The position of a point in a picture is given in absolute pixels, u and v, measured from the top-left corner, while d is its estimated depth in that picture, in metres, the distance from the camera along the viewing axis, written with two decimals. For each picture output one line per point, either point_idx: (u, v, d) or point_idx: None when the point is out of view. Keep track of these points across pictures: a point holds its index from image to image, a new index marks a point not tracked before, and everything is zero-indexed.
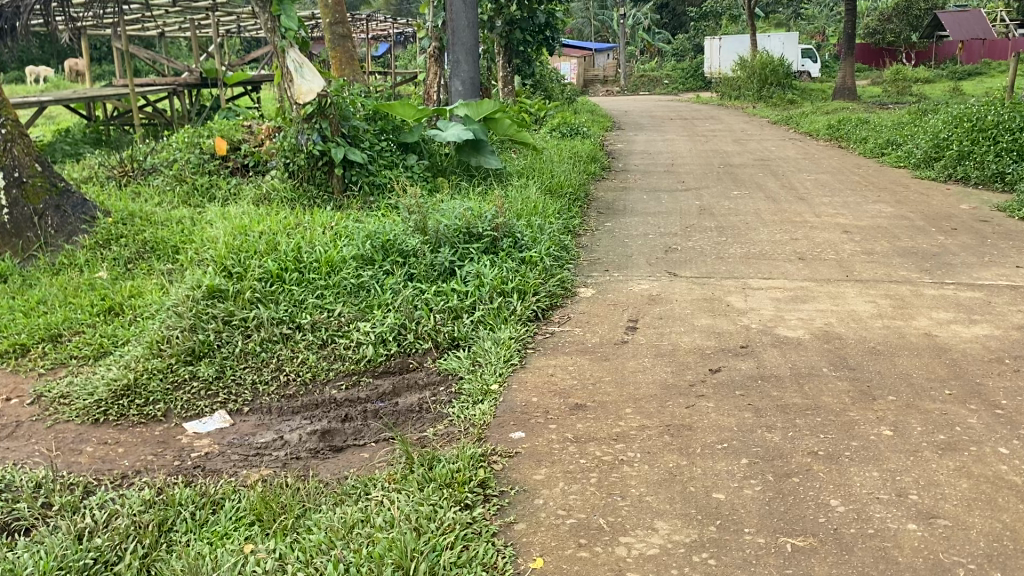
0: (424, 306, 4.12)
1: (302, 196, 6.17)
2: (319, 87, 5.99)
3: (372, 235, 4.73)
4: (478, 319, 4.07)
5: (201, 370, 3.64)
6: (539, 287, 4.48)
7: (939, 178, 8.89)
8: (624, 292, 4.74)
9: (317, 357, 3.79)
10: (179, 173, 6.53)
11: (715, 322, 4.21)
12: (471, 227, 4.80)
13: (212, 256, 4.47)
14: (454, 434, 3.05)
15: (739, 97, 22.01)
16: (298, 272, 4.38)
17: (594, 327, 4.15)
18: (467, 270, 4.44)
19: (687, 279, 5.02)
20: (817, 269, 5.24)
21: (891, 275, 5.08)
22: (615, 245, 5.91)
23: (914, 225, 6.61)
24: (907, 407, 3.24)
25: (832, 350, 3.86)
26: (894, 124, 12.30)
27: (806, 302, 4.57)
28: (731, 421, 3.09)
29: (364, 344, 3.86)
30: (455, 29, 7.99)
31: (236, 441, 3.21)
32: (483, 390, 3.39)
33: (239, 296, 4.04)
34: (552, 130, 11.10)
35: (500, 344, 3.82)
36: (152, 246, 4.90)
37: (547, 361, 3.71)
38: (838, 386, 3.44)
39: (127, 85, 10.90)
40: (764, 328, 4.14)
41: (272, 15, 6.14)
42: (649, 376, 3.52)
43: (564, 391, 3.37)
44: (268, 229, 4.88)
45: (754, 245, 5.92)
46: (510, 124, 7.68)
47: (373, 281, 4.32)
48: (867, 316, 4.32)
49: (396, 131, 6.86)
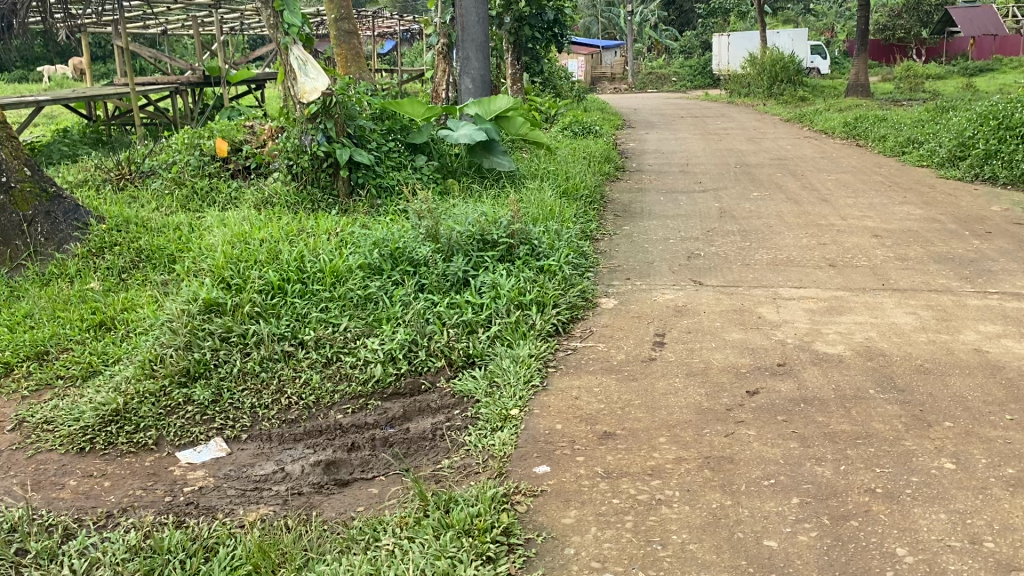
0: (437, 321, 3.87)
1: (307, 200, 5.90)
2: (324, 85, 5.71)
3: (379, 243, 4.48)
4: (494, 335, 3.80)
5: (196, 393, 3.36)
6: (559, 299, 4.22)
7: (964, 178, 8.59)
8: (648, 302, 4.46)
9: (322, 377, 3.52)
10: (178, 176, 6.25)
11: (748, 337, 3.93)
12: (485, 234, 4.55)
13: (209, 266, 4.20)
14: (472, 467, 2.79)
15: (750, 94, 21.68)
16: (301, 283, 4.13)
17: (619, 343, 3.87)
18: (482, 280, 4.18)
19: (714, 288, 4.74)
20: (850, 277, 4.96)
21: (929, 284, 4.79)
22: (635, 250, 5.64)
23: (946, 228, 6.32)
24: (967, 435, 2.95)
25: (877, 369, 3.57)
26: (914, 122, 11.99)
27: (842, 314, 4.28)
28: (776, 453, 2.81)
29: (371, 363, 3.59)
30: (466, 24, 7.72)
31: (232, 474, 2.94)
32: (501, 415, 3.13)
33: (237, 310, 3.79)
34: (563, 129, 10.82)
35: (518, 362, 3.55)
36: (148, 255, 4.64)
37: (570, 382, 3.43)
38: (887, 410, 3.16)
39: (129, 84, 10.62)
40: (800, 344, 3.85)
41: (275, 12, 5.89)
42: (681, 398, 3.24)
43: (591, 416, 3.09)
44: (270, 237, 4.62)
45: (781, 251, 5.63)
46: (522, 123, 7.46)
47: (381, 293, 4.07)
48: (910, 330, 4.04)
49: (404, 131, 6.66)
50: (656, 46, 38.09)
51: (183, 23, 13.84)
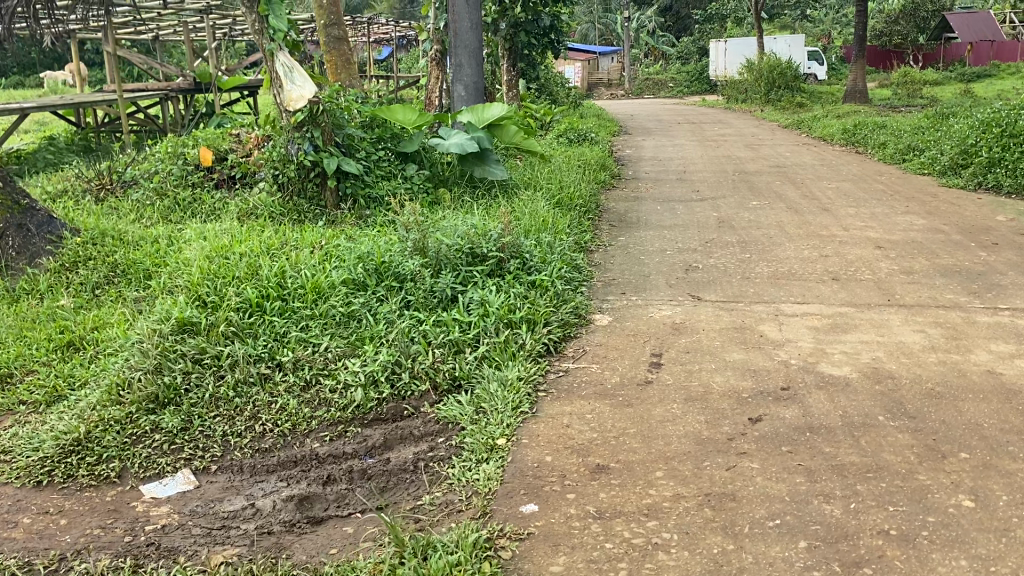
0: (422, 340, 3.68)
1: (292, 210, 5.70)
2: (311, 92, 5.59)
3: (364, 257, 4.30)
4: (482, 355, 3.60)
5: (165, 420, 3.16)
6: (551, 316, 4.03)
7: (967, 186, 8.42)
8: (644, 319, 4.27)
9: (298, 402, 3.33)
10: (159, 186, 6.04)
11: (749, 358, 3.74)
12: (475, 247, 4.37)
13: (185, 283, 4.02)
14: (455, 504, 2.60)
15: (748, 100, 21.51)
16: (281, 300, 3.94)
17: (614, 364, 3.67)
18: (470, 296, 3.99)
19: (713, 303, 4.55)
20: (854, 292, 4.77)
21: (937, 299, 4.60)
22: (631, 263, 5.46)
23: (951, 239, 6.14)
24: (985, 468, 2.76)
25: (885, 393, 3.38)
26: (914, 128, 11.81)
27: (848, 332, 4.09)
28: (781, 489, 2.62)
29: (352, 387, 3.40)
30: (458, 30, 7.54)
31: (199, 510, 2.74)
32: (487, 446, 2.93)
33: (212, 330, 3.61)
34: (558, 135, 10.64)
35: (507, 386, 3.35)
36: (124, 270, 4.45)
37: (561, 408, 3.23)
38: (899, 440, 2.97)
39: (116, 90, 10.45)
40: (804, 365, 3.66)
41: (261, 18, 5.74)
42: (679, 427, 3.05)
43: (582, 447, 2.90)
44: (250, 250, 4.43)
45: (782, 263, 5.45)
46: (516, 130, 7.28)
47: (365, 310, 3.89)
48: (919, 350, 3.85)
49: (394, 139, 6.52)
50: (653, 52, 37.94)
51: (174, 29, 13.63)
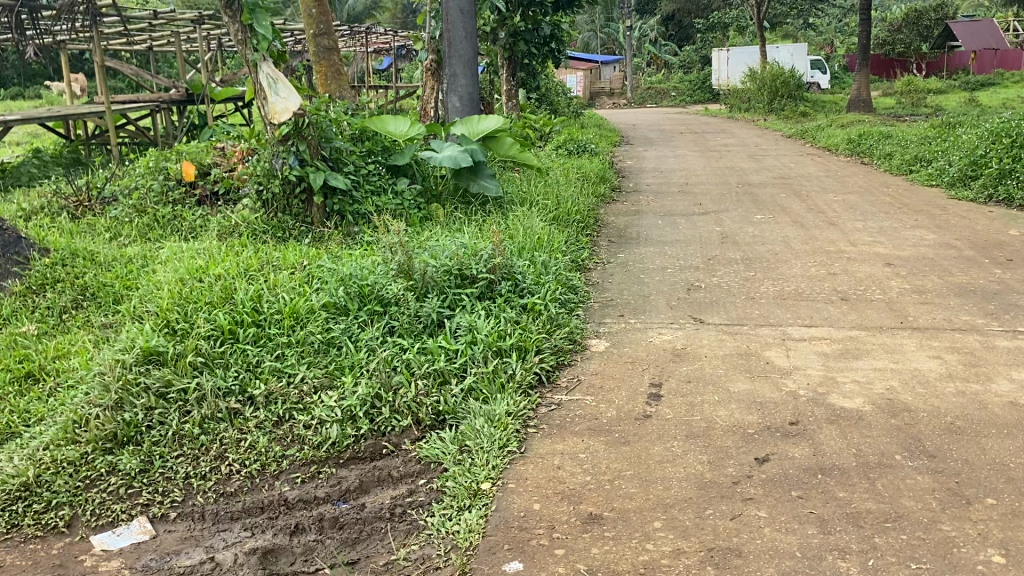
0: (405, 369, 3.45)
1: (275, 228, 5.47)
2: (296, 105, 5.38)
3: (346, 279, 4.07)
4: (468, 387, 3.36)
5: (123, 461, 2.94)
6: (543, 344, 3.79)
7: (977, 198, 8.18)
8: (643, 344, 4.03)
9: (269, 439, 3.11)
10: (139, 202, 5.80)
11: (755, 388, 3.49)
12: (464, 269, 4.13)
13: (154, 308, 3.79)
14: (431, 560, 2.36)
15: (750, 109, 21.29)
16: (255, 325, 3.72)
17: (610, 397, 3.42)
18: (457, 322, 3.76)
19: (716, 326, 4.31)
20: (865, 313, 4.53)
21: (952, 321, 4.36)
22: (631, 282, 5.22)
23: (963, 255, 5.90)
24: (1015, 516, 2.50)
25: (901, 428, 3.13)
26: (921, 138, 11.58)
27: (859, 358, 3.85)
28: (790, 542, 2.38)
29: (327, 424, 3.17)
30: (453, 39, 7.32)
31: (153, 564, 2.51)
32: (470, 491, 2.69)
33: (180, 360, 3.39)
34: (557, 147, 10.41)
35: (493, 422, 3.11)
36: (94, 293, 4.23)
37: (553, 446, 3.00)
38: (918, 483, 2.72)
39: (104, 103, 10.25)
40: (814, 397, 3.42)
41: (246, 27, 5.52)
42: (679, 468, 2.81)
43: (574, 493, 2.66)
44: (227, 272, 4.20)
45: (788, 282, 5.21)
46: (512, 143, 7.05)
47: (345, 337, 3.67)
48: (934, 379, 3.60)
49: (385, 153, 6.30)
50: (655, 61, 37.73)
51: (167, 39, 13.42)
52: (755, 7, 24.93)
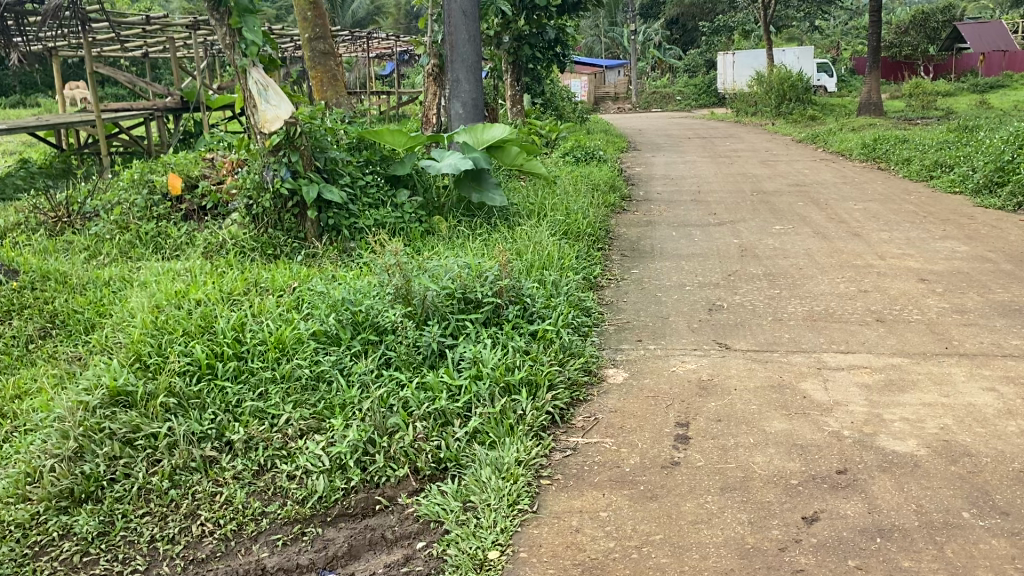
0: (402, 409, 3.09)
1: (266, 244, 5.12)
2: (287, 112, 5.06)
3: (339, 304, 3.71)
4: (472, 430, 2.99)
5: (79, 522, 2.61)
6: (555, 378, 3.42)
7: (1005, 206, 7.79)
8: (664, 375, 3.66)
9: (247, 493, 2.76)
10: (121, 218, 5.45)
11: (794, 429, 3.12)
12: (468, 291, 3.77)
13: (125, 338, 3.46)
14: None
15: (758, 113, 20.93)
16: (237, 358, 3.37)
17: (632, 439, 3.05)
18: (461, 352, 3.39)
19: (744, 353, 3.95)
20: (905, 337, 4.16)
21: (1002, 346, 3.98)
22: (647, 301, 4.86)
23: (1001, 269, 5.53)
24: None
25: (964, 477, 2.75)
26: (939, 142, 11.21)
27: (906, 391, 3.47)
28: None
29: (313, 474, 2.82)
30: (455, 43, 6.97)
31: None
32: (476, 561, 2.33)
33: (150, 401, 3.05)
34: (565, 153, 10.04)
35: (501, 473, 2.74)
36: (65, 321, 3.90)
37: (571, 502, 2.63)
38: (994, 549, 2.34)
39: (96, 112, 9.92)
40: (862, 439, 3.05)
41: (235, 29, 5.20)
42: (717, 532, 2.44)
43: (595, 566, 2.29)
44: (208, 296, 3.86)
45: (817, 300, 4.84)
46: (519, 151, 6.67)
47: (335, 371, 3.32)
48: (993, 415, 3.22)
49: (385, 162, 5.95)
50: (660, 66, 37.40)
51: (163, 46, 13.12)
52: (761, 10, 24.56)
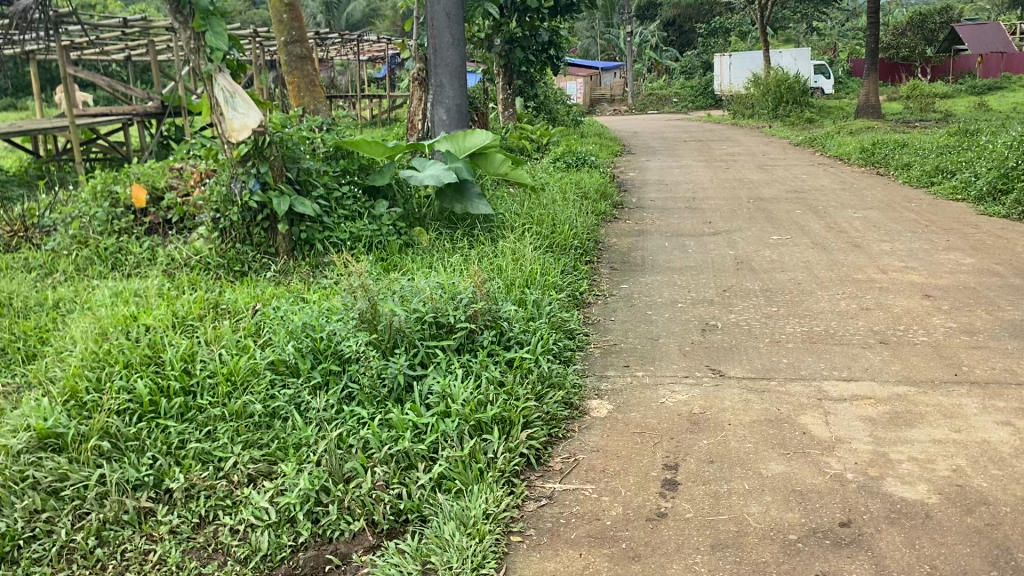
0: (361, 451, 2.80)
1: (233, 261, 4.85)
2: (256, 120, 4.72)
3: (298, 330, 3.42)
4: (437, 477, 2.70)
5: None
6: (532, 414, 3.13)
7: (1010, 214, 7.51)
8: (652, 407, 3.37)
9: (183, 551, 2.48)
10: (81, 232, 5.18)
11: (792, 471, 2.84)
12: (439, 315, 3.48)
13: (62, 372, 3.18)
14: None
15: (755, 115, 20.65)
16: (184, 393, 3.10)
17: (614, 486, 2.76)
18: (428, 386, 3.10)
19: (739, 381, 3.66)
20: (911, 362, 3.88)
21: (1014, 372, 3.70)
22: (636, 320, 4.58)
23: (1008, 283, 5.26)
24: None
25: (981, 531, 2.46)
26: (940, 147, 10.94)
27: (914, 426, 3.19)
28: None
29: (257, 528, 2.54)
30: (438, 47, 6.70)
31: None
32: None
33: (83, 444, 2.78)
34: (555, 159, 9.76)
35: (466, 530, 2.45)
36: (5, 349, 3.63)
37: (543, 565, 2.34)
38: None
39: (71, 118, 9.64)
40: (866, 484, 2.76)
41: (201, 34, 4.90)
42: None
43: None
44: (159, 321, 3.58)
45: (816, 320, 4.56)
46: (504, 159, 6.41)
47: (291, 406, 3.03)
48: (1009, 455, 2.93)
49: (362, 171, 5.66)
50: (656, 67, 37.16)
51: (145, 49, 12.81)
52: (758, 11, 24.27)
